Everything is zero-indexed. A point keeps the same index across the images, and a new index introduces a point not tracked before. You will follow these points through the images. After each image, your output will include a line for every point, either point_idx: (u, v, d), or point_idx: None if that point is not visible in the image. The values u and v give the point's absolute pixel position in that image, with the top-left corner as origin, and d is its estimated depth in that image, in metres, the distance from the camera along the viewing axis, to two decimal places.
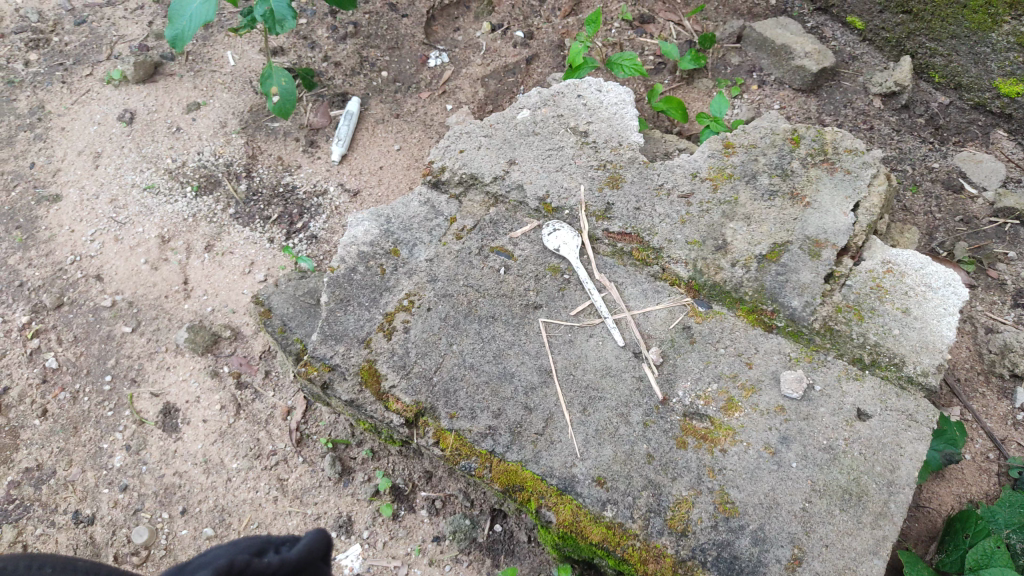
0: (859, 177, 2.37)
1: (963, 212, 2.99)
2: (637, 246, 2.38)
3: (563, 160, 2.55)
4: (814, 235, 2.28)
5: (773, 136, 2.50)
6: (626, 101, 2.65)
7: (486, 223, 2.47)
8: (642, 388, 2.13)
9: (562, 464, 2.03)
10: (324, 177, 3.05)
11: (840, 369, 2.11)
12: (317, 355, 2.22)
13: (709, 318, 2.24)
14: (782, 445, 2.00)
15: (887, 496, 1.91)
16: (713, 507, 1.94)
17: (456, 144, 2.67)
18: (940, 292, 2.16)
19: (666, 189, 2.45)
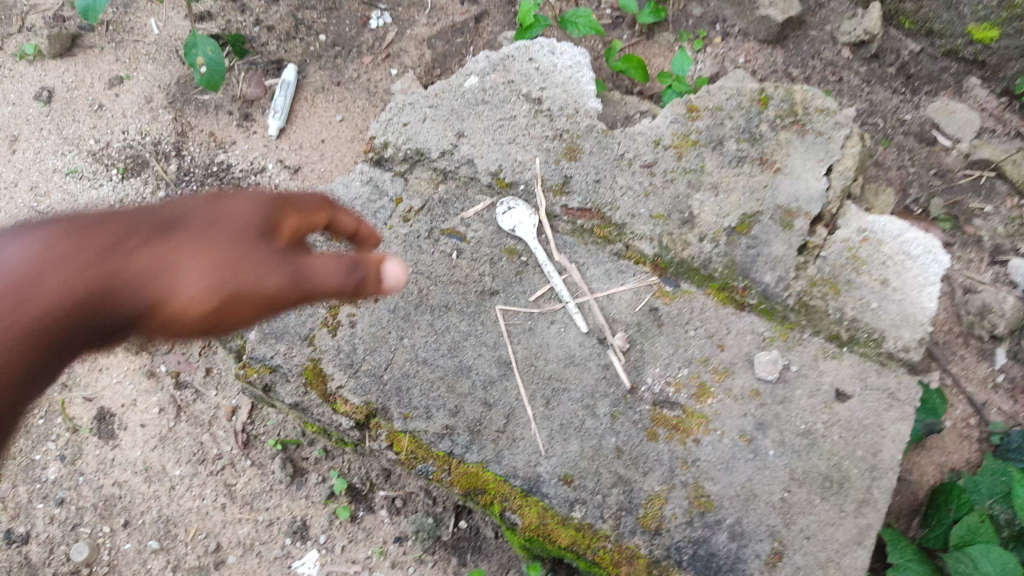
0: (832, 138, 2.19)
1: (937, 165, 2.87)
2: (599, 223, 2.19)
3: (516, 131, 2.29)
4: (786, 204, 2.12)
5: (739, 98, 2.26)
6: (582, 63, 2.35)
7: (435, 203, 2.25)
8: (608, 377, 1.99)
9: (526, 463, 1.92)
10: (261, 153, 2.83)
11: (817, 348, 2.00)
12: (256, 356, 2.07)
13: (677, 298, 2.08)
14: (758, 432, 1.92)
15: (870, 481, 1.86)
16: (687, 502, 1.86)
17: (398, 116, 2.38)
18: (920, 261, 2.03)
19: (628, 159, 2.22)
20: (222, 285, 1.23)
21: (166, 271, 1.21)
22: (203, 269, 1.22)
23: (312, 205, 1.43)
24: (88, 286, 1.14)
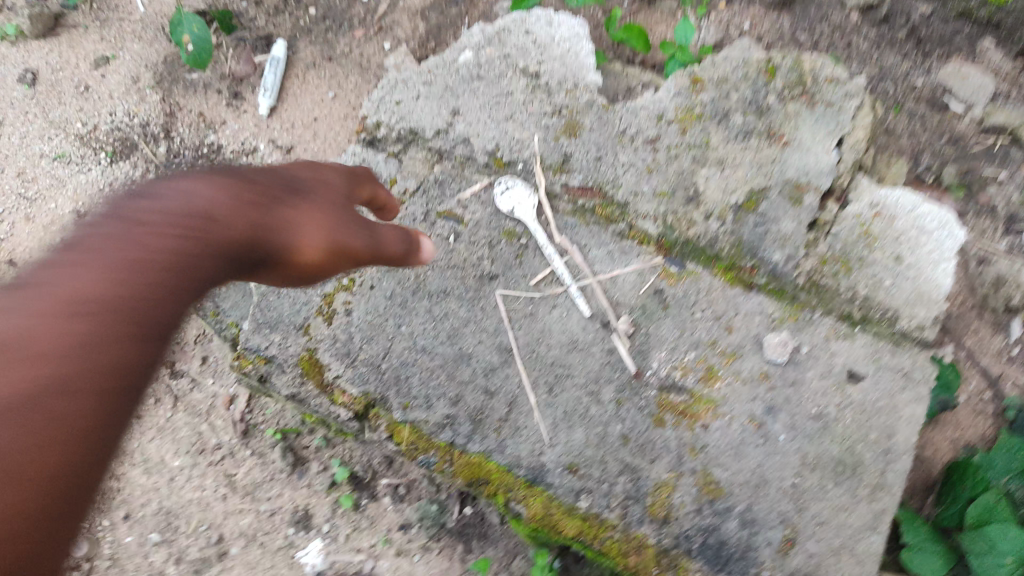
0: (842, 109, 2.10)
1: (949, 133, 2.78)
2: (600, 203, 2.11)
3: (513, 107, 2.21)
4: (795, 178, 2.04)
5: (745, 68, 2.17)
6: (581, 35, 2.25)
7: (431, 184, 2.18)
8: (612, 363, 1.93)
9: (530, 453, 1.87)
10: (252, 133, 2.76)
11: (828, 329, 1.93)
12: (250, 347, 2.05)
13: (683, 279, 2.00)
14: (769, 416, 1.86)
15: (883, 465, 1.81)
16: (696, 490, 1.82)
17: (391, 94, 2.32)
18: (935, 235, 1.97)
19: (630, 135, 2.14)
20: (334, 237, 1.40)
21: (296, 220, 1.34)
22: (319, 223, 1.38)
23: (360, 175, 1.67)
24: (252, 224, 1.24)
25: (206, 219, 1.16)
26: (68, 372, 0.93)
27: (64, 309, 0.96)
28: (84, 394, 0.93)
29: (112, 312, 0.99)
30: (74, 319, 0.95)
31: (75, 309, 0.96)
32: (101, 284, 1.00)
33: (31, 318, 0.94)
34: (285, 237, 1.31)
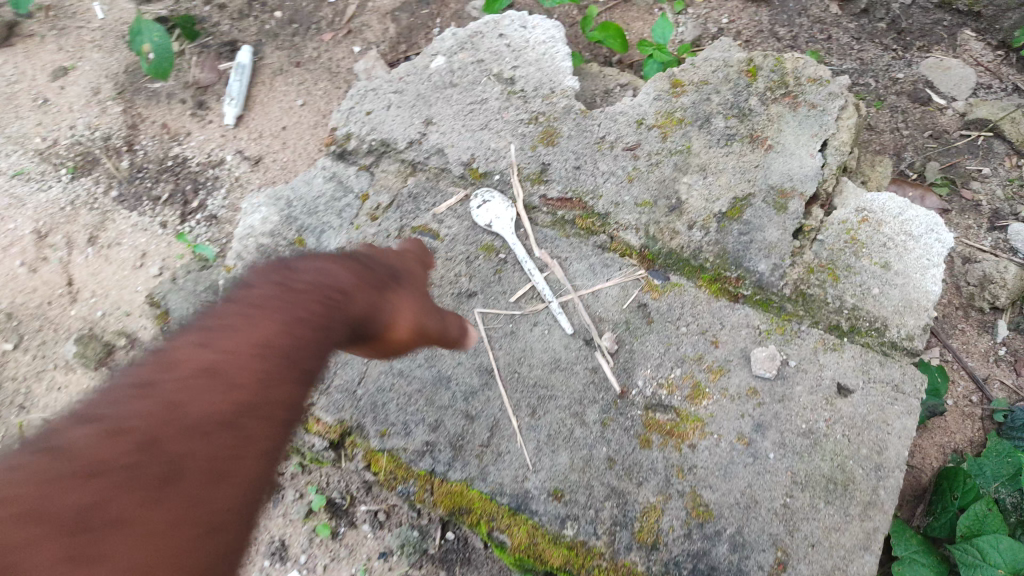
0: (826, 110, 2.05)
1: (932, 127, 2.74)
2: (580, 213, 2.04)
3: (488, 115, 2.15)
4: (779, 184, 1.98)
5: (726, 69, 2.15)
6: (557, 37, 2.23)
7: (405, 199, 2.09)
8: (596, 382, 1.87)
9: (512, 479, 1.81)
10: (219, 144, 2.63)
11: (816, 340, 1.88)
12: None
13: (667, 292, 1.95)
14: (758, 433, 1.81)
15: (875, 482, 1.74)
16: (685, 513, 1.75)
17: (361, 104, 2.25)
18: (923, 240, 1.92)
19: (609, 142, 2.09)
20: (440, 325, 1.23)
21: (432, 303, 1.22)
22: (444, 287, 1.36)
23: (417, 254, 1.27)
24: (404, 306, 1.12)
25: (379, 290, 1.09)
26: (257, 435, 0.89)
27: (272, 361, 0.91)
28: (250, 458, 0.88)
29: (295, 377, 0.94)
30: (273, 381, 0.91)
31: (278, 367, 0.91)
32: (295, 343, 0.94)
33: (246, 357, 0.89)
34: (408, 327, 1.12)
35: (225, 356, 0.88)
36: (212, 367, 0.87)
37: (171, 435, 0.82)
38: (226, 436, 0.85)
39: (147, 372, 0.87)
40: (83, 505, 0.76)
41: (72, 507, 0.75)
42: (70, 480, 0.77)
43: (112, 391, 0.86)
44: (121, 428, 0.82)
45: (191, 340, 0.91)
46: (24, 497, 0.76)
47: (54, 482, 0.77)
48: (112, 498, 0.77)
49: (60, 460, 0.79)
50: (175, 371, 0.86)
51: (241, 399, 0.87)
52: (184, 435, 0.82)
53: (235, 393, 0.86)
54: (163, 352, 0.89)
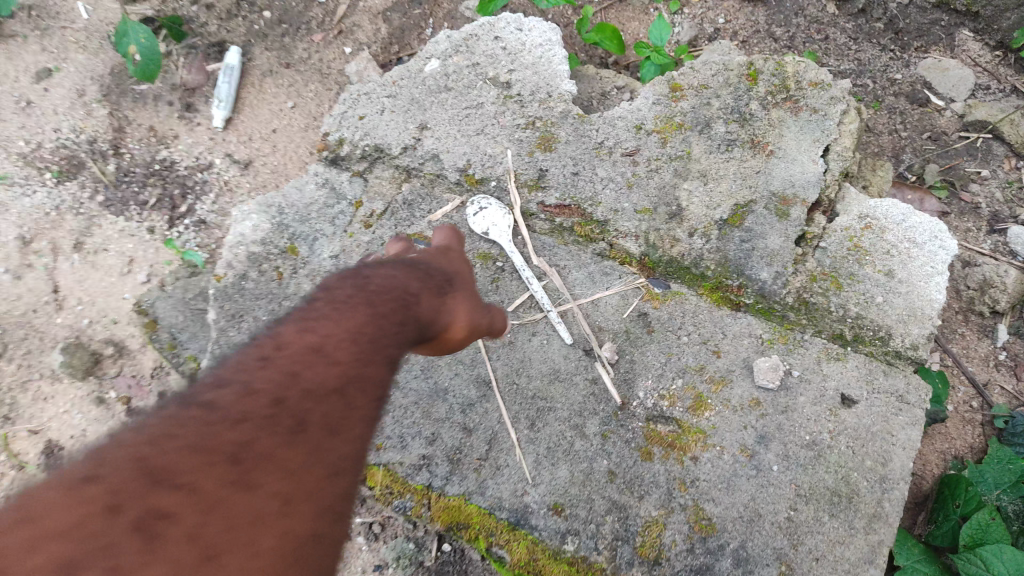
0: (828, 115, 2.01)
1: (931, 128, 2.72)
2: (579, 220, 2.00)
3: (484, 120, 2.08)
4: (781, 191, 1.94)
5: (726, 73, 2.07)
6: (553, 40, 2.15)
7: (398, 205, 2.05)
8: (597, 394, 1.84)
9: (511, 493, 1.77)
10: (206, 148, 2.59)
11: (820, 349, 1.86)
12: None
13: (668, 301, 1.92)
14: (760, 445, 1.78)
15: (880, 494, 1.73)
16: (687, 527, 1.72)
17: (353, 108, 2.17)
18: (927, 248, 1.88)
19: (607, 147, 2.03)
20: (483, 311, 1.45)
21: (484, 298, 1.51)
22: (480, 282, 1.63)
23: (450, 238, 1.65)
24: (470, 298, 1.43)
25: (441, 290, 1.37)
26: (359, 404, 1.07)
27: (361, 346, 1.12)
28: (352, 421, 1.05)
29: (381, 362, 1.15)
30: (366, 362, 1.12)
31: (367, 351, 1.13)
32: (374, 337, 1.16)
33: (344, 341, 1.10)
34: (465, 325, 1.38)
35: (327, 339, 1.09)
36: (315, 344, 1.08)
37: (297, 395, 1.00)
38: (337, 400, 1.04)
39: (266, 350, 1.05)
40: (242, 440, 0.90)
41: (234, 440, 0.90)
42: (227, 422, 0.92)
43: (238, 367, 1.03)
44: (252, 389, 0.98)
45: (293, 328, 1.11)
46: (189, 432, 0.89)
47: (214, 423, 0.91)
48: (261, 436, 0.92)
49: (213, 407, 0.94)
50: (289, 351, 1.06)
51: (342, 372, 1.07)
52: (306, 396, 1.01)
53: (339, 366, 1.07)
54: (275, 336, 1.09)
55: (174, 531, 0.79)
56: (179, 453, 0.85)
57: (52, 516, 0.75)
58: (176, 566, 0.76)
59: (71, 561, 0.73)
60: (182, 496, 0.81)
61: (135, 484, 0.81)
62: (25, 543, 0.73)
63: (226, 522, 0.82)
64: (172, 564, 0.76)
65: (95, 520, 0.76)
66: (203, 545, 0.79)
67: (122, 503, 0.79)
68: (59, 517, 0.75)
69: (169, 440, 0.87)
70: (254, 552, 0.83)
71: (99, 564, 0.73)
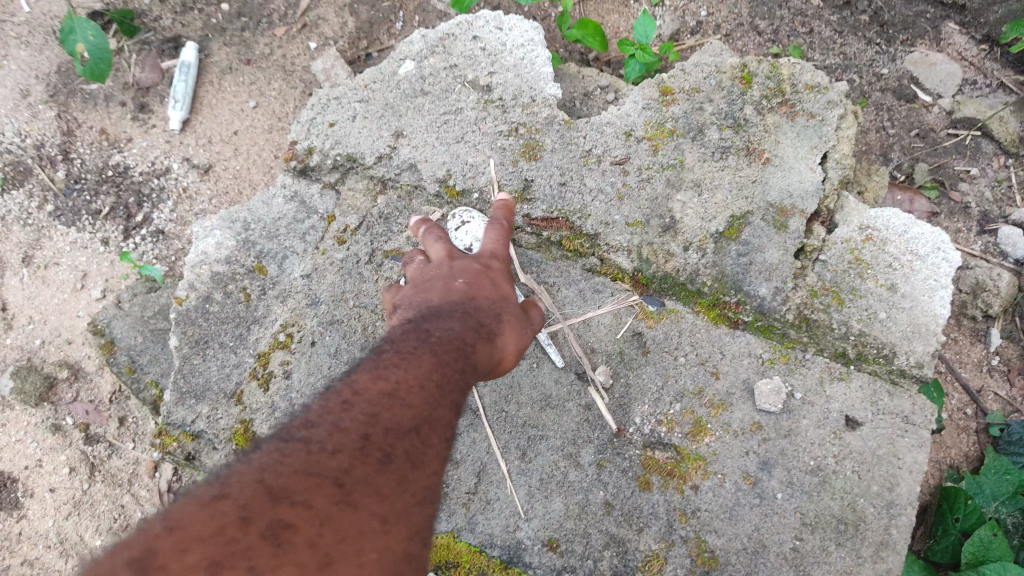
0: (825, 120, 1.87)
1: (917, 125, 2.63)
2: (567, 234, 1.89)
3: (464, 127, 1.94)
4: (778, 201, 1.83)
5: (719, 75, 1.92)
6: (536, 40, 1.97)
7: (375, 219, 1.92)
8: (591, 420, 1.76)
9: (503, 529, 1.72)
10: (162, 151, 2.40)
11: (822, 369, 1.78)
12: (173, 422, 1.80)
13: (663, 319, 1.82)
14: (763, 472, 1.70)
15: (887, 520, 1.66)
16: (689, 561, 1.67)
17: (322, 115, 2.00)
18: (929, 261, 1.77)
19: (596, 155, 1.90)
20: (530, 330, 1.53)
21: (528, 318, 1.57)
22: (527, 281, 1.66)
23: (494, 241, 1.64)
24: (517, 328, 1.50)
25: (495, 326, 1.45)
26: (434, 443, 1.15)
27: (430, 391, 1.21)
28: (431, 460, 1.13)
29: (449, 407, 1.22)
30: (437, 405, 1.19)
31: (437, 394, 1.21)
32: (440, 383, 1.24)
33: (414, 387, 1.19)
34: (512, 356, 1.48)
35: (399, 385, 1.19)
36: (390, 387, 1.18)
37: (380, 433, 1.09)
38: (416, 438, 1.12)
39: (348, 395, 1.16)
40: (339, 468, 1.01)
41: (334, 469, 1.01)
42: (324, 455, 1.03)
43: (325, 408, 1.13)
44: (342, 429, 1.09)
45: (367, 373, 1.22)
46: (297, 460, 1.01)
47: (315, 452, 1.03)
48: (355, 468, 1.02)
49: (313, 442, 1.05)
50: (367, 396, 1.15)
51: (418, 413, 1.16)
52: (388, 433, 1.10)
53: (415, 408, 1.15)
54: (352, 382, 1.19)
55: (297, 540, 0.89)
56: (292, 476, 0.98)
57: (201, 524, 0.88)
58: (301, 568, 0.86)
59: (218, 561, 0.83)
60: (300, 511, 0.92)
61: (261, 501, 0.93)
62: (179, 544, 0.84)
63: (336, 537, 0.92)
64: (298, 567, 0.86)
65: (233, 529, 0.88)
66: (321, 554, 0.89)
67: (253, 515, 0.90)
68: (205, 527, 0.87)
69: (281, 471, 0.99)
70: (359, 562, 0.91)
71: (243, 563, 0.84)
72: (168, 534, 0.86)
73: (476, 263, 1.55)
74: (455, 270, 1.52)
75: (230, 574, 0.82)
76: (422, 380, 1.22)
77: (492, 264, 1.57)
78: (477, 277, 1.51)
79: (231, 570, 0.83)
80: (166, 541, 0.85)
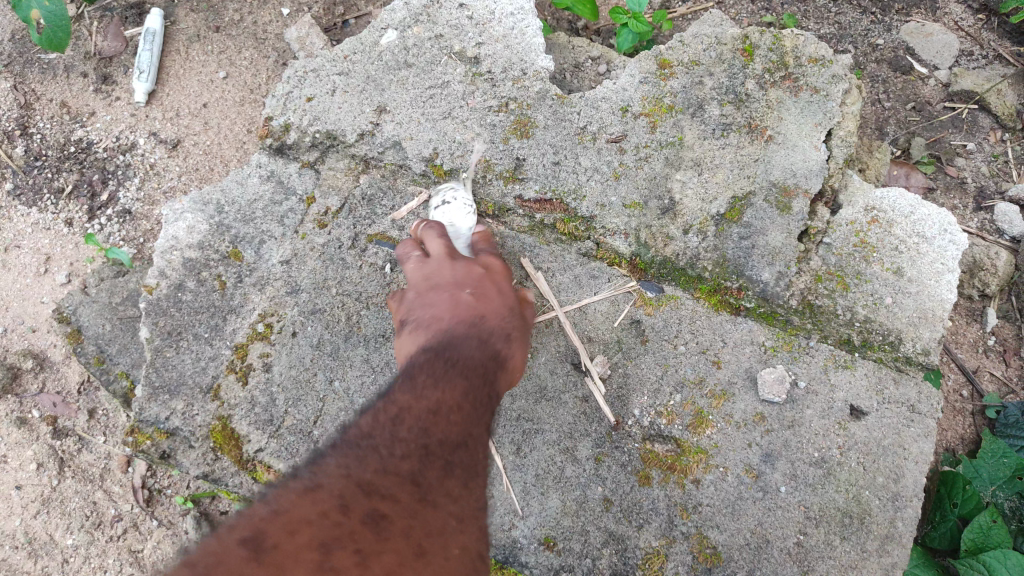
0: (830, 95, 1.78)
1: (914, 97, 2.49)
2: (561, 216, 1.80)
3: (450, 102, 1.83)
4: (782, 180, 1.74)
5: (719, 48, 1.83)
6: (526, 8, 1.87)
7: (358, 201, 1.82)
8: (588, 413, 1.69)
9: (500, 527, 1.66)
10: (128, 126, 2.25)
11: (826, 356, 1.70)
12: (146, 419, 1.70)
13: (662, 307, 1.74)
14: (766, 465, 1.64)
15: (893, 513, 1.61)
16: (691, 558, 1.61)
17: (299, 88, 1.88)
18: (937, 243, 1.70)
19: (591, 133, 1.80)
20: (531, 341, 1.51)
21: (528, 316, 1.54)
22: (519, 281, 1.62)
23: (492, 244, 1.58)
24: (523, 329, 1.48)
25: (508, 339, 1.42)
26: (482, 453, 1.21)
27: (467, 410, 1.22)
28: (482, 467, 1.20)
29: (485, 425, 1.26)
30: (476, 423, 1.23)
31: (473, 415, 1.23)
32: (470, 409, 1.23)
33: (456, 406, 1.20)
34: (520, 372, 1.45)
35: (443, 400, 1.19)
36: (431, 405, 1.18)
37: (437, 445, 1.13)
38: (467, 450, 1.18)
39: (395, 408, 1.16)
40: (413, 470, 1.08)
41: (408, 469, 1.07)
42: (396, 458, 1.08)
43: (380, 421, 1.14)
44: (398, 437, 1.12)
45: (401, 392, 1.20)
46: (374, 459, 1.07)
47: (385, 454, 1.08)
48: (426, 472, 1.09)
49: (381, 442, 1.10)
50: (415, 413, 1.16)
51: (462, 428, 1.19)
52: (443, 443, 1.14)
53: (460, 425, 1.18)
54: (395, 396, 1.19)
55: (392, 529, 0.97)
56: (376, 473, 1.04)
57: (306, 509, 0.95)
58: (397, 555, 0.93)
59: (327, 543, 0.90)
60: (390, 504, 1.00)
61: (354, 493, 1.00)
62: (287, 528, 0.91)
63: (423, 531, 1.00)
64: (397, 554, 0.93)
65: (336, 514, 0.95)
66: (414, 545, 0.96)
67: (352, 504, 0.97)
68: (311, 512, 0.94)
69: (365, 468, 1.05)
70: (445, 553, 0.99)
71: (350, 547, 0.90)
72: (276, 518, 0.93)
73: (481, 269, 1.50)
74: (463, 282, 1.45)
75: (340, 554, 0.89)
76: (455, 401, 1.21)
77: (495, 273, 1.51)
78: (479, 282, 1.45)
79: (342, 552, 0.89)
80: (275, 526, 0.91)
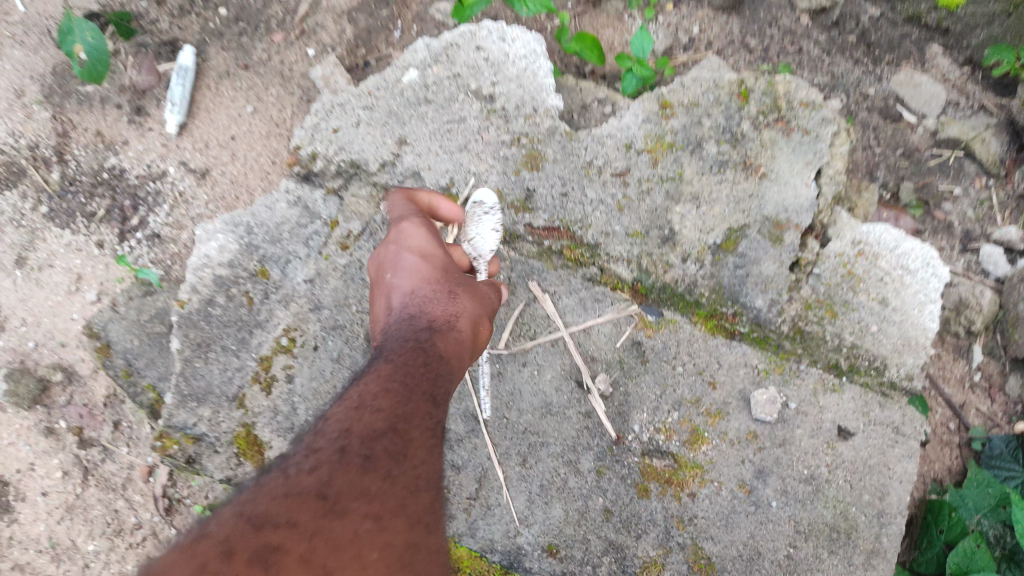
0: (819, 137, 1.91)
1: (902, 144, 2.57)
2: (568, 243, 1.91)
3: (467, 136, 1.96)
4: (774, 215, 1.86)
5: (716, 90, 1.95)
6: (539, 52, 2.00)
7: (379, 225, 1.93)
8: (590, 428, 1.79)
9: (504, 535, 1.76)
10: (158, 155, 2.35)
11: (815, 380, 1.82)
12: (175, 424, 1.80)
13: (662, 329, 1.85)
14: (758, 481, 1.75)
15: (878, 529, 1.73)
16: (686, 567, 1.73)
17: (327, 120, 2.01)
18: (920, 275, 1.82)
19: (597, 167, 1.92)
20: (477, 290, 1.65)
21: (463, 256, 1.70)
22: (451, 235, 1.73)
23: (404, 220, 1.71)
24: (451, 276, 1.62)
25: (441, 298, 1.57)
26: (415, 437, 1.22)
27: (395, 392, 1.29)
28: (418, 446, 1.21)
29: (421, 400, 1.31)
30: (405, 404, 1.26)
31: (403, 393, 1.29)
32: (404, 383, 1.32)
33: (379, 392, 1.27)
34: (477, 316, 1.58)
35: (364, 399, 1.25)
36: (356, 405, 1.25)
37: (357, 441, 1.15)
38: (393, 437, 1.19)
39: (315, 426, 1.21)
40: (320, 482, 1.05)
41: (313, 482, 1.05)
42: (302, 474, 1.07)
43: (294, 444, 1.17)
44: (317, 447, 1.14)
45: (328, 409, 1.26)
46: (279, 487, 1.04)
47: (294, 474, 1.07)
48: (335, 478, 1.07)
49: (292, 463, 1.10)
50: (337, 418, 1.21)
51: (389, 414, 1.24)
52: (363, 440, 1.16)
53: (384, 412, 1.23)
54: (320, 418, 1.24)
55: (287, 558, 0.90)
56: (275, 503, 1.00)
57: (181, 568, 0.88)
58: None
59: None
60: (284, 532, 0.94)
61: (246, 532, 0.94)
62: None
63: (328, 547, 0.94)
64: None
65: (217, 562, 0.88)
66: (317, 567, 0.90)
67: (235, 547, 0.91)
68: (188, 567, 0.88)
69: (262, 501, 1.01)
70: (360, 565, 0.94)
71: None
72: None
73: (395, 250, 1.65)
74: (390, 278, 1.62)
75: None
76: (383, 390, 1.28)
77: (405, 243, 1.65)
78: (397, 258, 1.63)
79: None
80: None
